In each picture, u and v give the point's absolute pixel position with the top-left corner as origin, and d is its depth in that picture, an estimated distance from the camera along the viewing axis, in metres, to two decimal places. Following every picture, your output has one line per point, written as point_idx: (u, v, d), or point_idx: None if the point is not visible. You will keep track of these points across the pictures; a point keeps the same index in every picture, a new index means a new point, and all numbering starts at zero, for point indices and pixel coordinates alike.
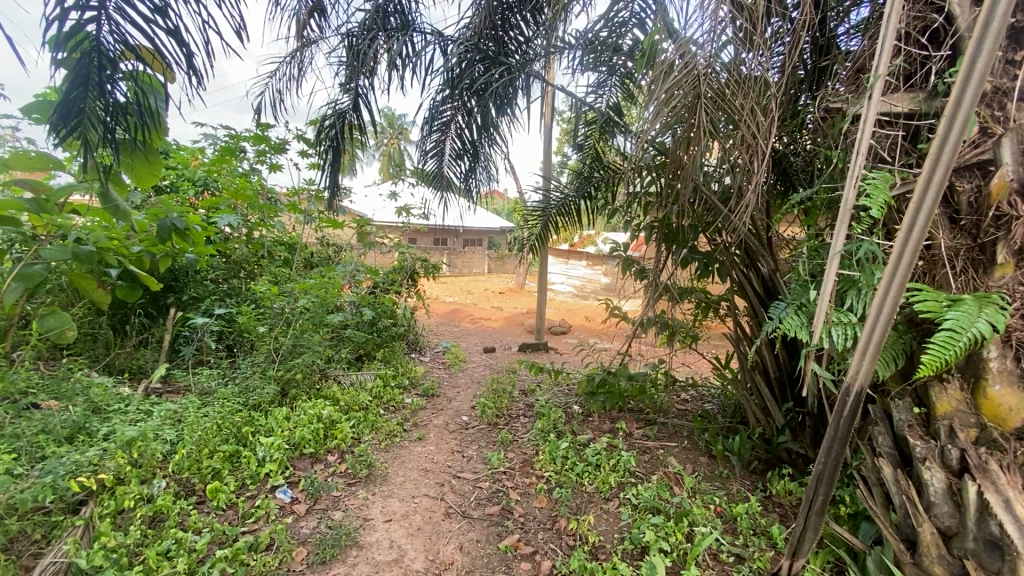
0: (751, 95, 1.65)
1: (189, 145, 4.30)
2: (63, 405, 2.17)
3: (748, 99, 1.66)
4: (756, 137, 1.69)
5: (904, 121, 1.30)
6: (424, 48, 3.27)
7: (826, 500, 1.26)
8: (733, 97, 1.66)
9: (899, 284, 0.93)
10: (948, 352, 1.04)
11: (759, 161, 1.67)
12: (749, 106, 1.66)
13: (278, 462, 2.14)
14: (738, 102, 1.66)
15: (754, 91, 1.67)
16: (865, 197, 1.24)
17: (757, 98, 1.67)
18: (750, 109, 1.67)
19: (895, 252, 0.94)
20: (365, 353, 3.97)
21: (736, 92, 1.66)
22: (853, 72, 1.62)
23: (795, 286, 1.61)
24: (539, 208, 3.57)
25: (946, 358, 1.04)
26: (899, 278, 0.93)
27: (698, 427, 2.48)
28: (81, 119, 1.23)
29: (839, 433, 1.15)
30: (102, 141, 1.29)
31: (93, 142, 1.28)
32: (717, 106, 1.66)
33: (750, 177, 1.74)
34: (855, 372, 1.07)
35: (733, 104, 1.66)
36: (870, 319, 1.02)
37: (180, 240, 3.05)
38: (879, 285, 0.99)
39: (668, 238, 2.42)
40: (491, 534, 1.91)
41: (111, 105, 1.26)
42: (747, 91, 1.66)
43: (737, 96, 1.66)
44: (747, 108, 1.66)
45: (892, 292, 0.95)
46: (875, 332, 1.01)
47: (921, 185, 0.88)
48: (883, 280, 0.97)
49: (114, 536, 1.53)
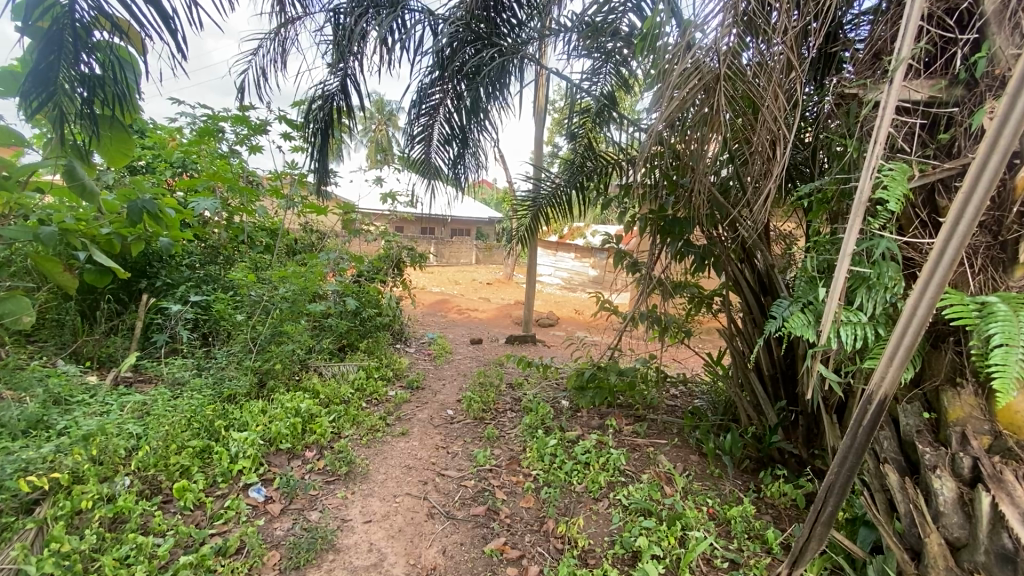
0: (776, 76, 1.50)
1: (164, 123, 4.07)
2: (19, 396, 2.02)
3: (769, 83, 1.52)
4: (778, 126, 1.53)
5: (924, 108, 1.23)
6: (414, 27, 3.10)
7: (835, 513, 1.16)
8: (756, 78, 1.54)
9: (940, 281, 0.82)
10: (1008, 369, 0.97)
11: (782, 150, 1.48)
12: (772, 89, 1.50)
13: (252, 459, 2.02)
14: (760, 84, 1.53)
15: (779, 73, 1.52)
16: (882, 189, 1.17)
17: (782, 81, 1.52)
18: (774, 94, 1.52)
19: (937, 246, 0.82)
20: (348, 344, 3.85)
21: (749, 76, 1.53)
22: (869, 56, 1.47)
23: (801, 283, 1.53)
24: (528, 199, 3.44)
25: (997, 377, 0.98)
26: (942, 272, 0.81)
27: (689, 424, 2.44)
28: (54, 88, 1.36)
29: (855, 444, 1.04)
30: (76, 110, 1.45)
31: (68, 110, 1.43)
32: (738, 87, 1.53)
33: (768, 164, 1.59)
34: (879, 378, 0.96)
35: (755, 86, 1.53)
36: (900, 322, 0.90)
37: (154, 224, 2.87)
38: (912, 285, 0.88)
39: (663, 230, 2.30)
40: (475, 537, 1.83)
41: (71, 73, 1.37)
42: (770, 73, 1.52)
43: (761, 77, 1.53)
44: (770, 91, 1.50)
45: (928, 296, 0.83)
46: (906, 338, 0.89)
47: (973, 172, 0.77)
48: (918, 282, 0.85)
49: (68, 541, 1.40)
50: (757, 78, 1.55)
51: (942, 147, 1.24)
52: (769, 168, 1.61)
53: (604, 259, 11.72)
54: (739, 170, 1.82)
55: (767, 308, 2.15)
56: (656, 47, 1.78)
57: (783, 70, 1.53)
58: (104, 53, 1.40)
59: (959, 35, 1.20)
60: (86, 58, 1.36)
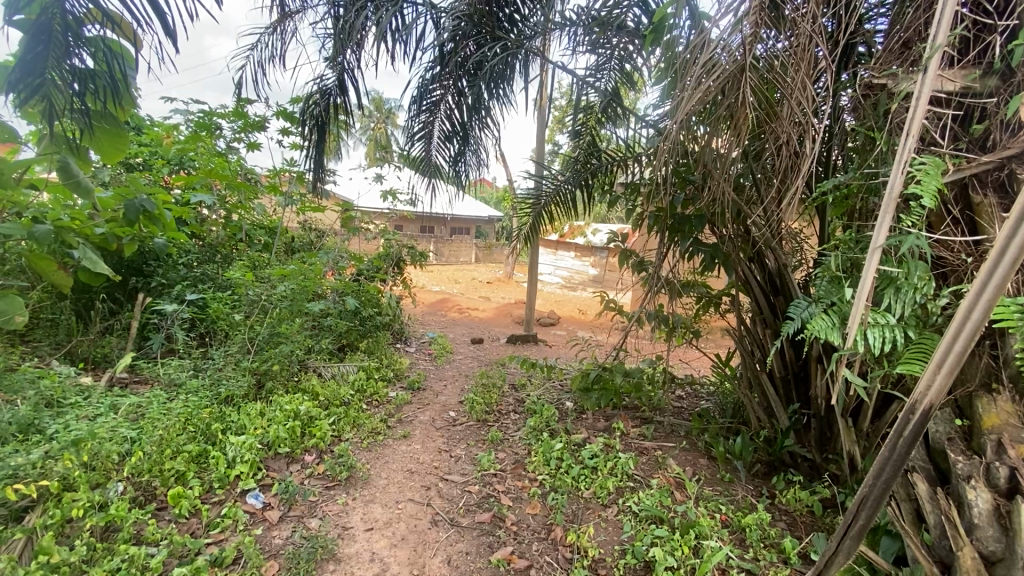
0: (804, 65, 1.41)
1: (160, 120, 3.99)
2: (9, 399, 1.95)
3: (802, 72, 1.41)
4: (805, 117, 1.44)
5: (960, 99, 1.16)
6: (416, 20, 3.01)
7: (866, 528, 1.05)
8: (783, 69, 1.46)
9: (999, 284, 0.72)
10: None
11: (811, 144, 1.40)
12: (800, 79, 1.41)
13: (250, 464, 1.95)
14: (786, 75, 1.44)
15: (809, 62, 1.43)
16: (914, 184, 1.10)
17: (811, 71, 1.42)
18: (802, 84, 1.43)
19: (1000, 232, 0.73)
20: (348, 344, 3.77)
21: (781, 67, 1.44)
22: (897, 45, 1.40)
23: (825, 283, 1.47)
24: (531, 197, 3.34)
25: None
26: (1001, 275, 0.72)
27: (698, 427, 2.38)
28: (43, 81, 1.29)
29: (893, 457, 0.93)
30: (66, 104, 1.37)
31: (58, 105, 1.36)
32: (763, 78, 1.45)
33: (794, 160, 1.51)
34: (924, 386, 0.86)
35: (780, 77, 1.44)
36: (953, 325, 0.80)
37: (150, 225, 2.89)
38: (968, 285, 0.78)
39: (672, 228, 2.19)
40: (481, 546, 1.77)
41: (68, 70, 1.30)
42: (799, 61, 1.42)
43: (788, 68, 1.44)
44: (797, 82, 1.41)
45: (988, 297, 0.73)
46: (960, 342, 0.79)
47: None
48: (976, 281, 0.76)
49: (58, 552, 1.34)
50: (784, 68, 1.45)
51: (975, 140, 1.18)
52: (795, 164, 1.54)
53: (604, 258, 11.70)
54: (751, 166, 1.76)
55: (778, 309, 2.08)
56: (670, 40, 1.71)
57: (811, 61, 1.44)
58: (99, 48, 1.35)
59: (997, 21, 1.13)
60: (83, 51, 1.31)
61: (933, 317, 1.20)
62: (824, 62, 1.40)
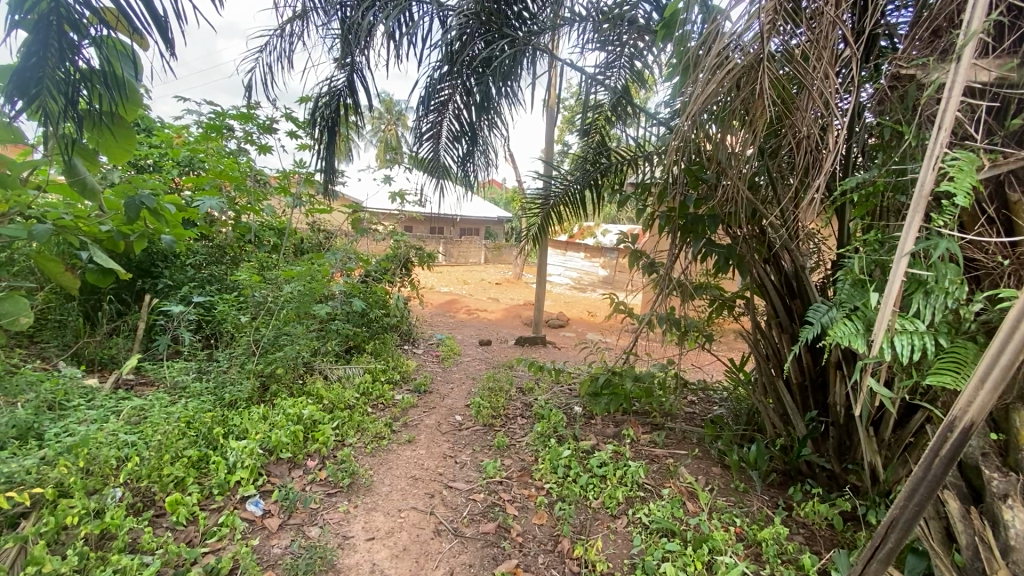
0: (828, 54, 1.31)
1: (170, 121, 4.01)
2: (10, 403, 1.95)
3: (824, 60, 1.32)
4: (828, 110, 1.36)
5: (996, 90, 1.08)
6: (423, 18, 2.98)
7: (896, 552, 0.98)
8: (804, 58, 1.36)
9: None
10: None
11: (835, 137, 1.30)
12: (822, 68, 1.32)
13: (251, 470, 1.92)
14: (809, 64, 1.35)
15: (832, 52, 1.34)
16: (946, 181, 1.01)
17: (834, 60, 1.33)
18: (824, 73, 1.33)
19: None
20: (354, 346, 3.75)
21: (802, 55, 1.35)
22: (926, 35, 1.32)
23: (847, 287, 1.39)
24: (539, 197, 3.28)
25: None
26: None
27: (711, 435, 2.29)
28: (40, 89, 1.24)
29: (928, 478, 0.86)
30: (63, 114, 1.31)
31: (55, 115, 1.29)
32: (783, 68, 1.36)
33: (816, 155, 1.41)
34: (965, 402, 0.80)
35: (803, 67, 1.35)
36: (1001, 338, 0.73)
37: (154, 220, 2.76)
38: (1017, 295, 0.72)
39: (684, 229, 2.08)
40: (485, 557, 1.71)
41: (70, 72, 1.27)
42: (822, 50, 1.33)
43: (810, 57, 1.35)
44: (820, 72, 1.32)
45: None
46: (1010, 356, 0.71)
47: None
48: None
49: (49, 561, 1.31)
50: (806, 57, 1.36)
51: (1011, 135, 1.11)
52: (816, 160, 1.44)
53: (615, 259, 11.56)
54: (768, 163, 1.68)
55: (796, 312, 2.00)
56: (682, 33, 1.63)
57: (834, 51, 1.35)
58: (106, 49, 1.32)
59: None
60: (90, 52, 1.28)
61: (966, 323, 1.13)
62: (849, 51, 1.30)
